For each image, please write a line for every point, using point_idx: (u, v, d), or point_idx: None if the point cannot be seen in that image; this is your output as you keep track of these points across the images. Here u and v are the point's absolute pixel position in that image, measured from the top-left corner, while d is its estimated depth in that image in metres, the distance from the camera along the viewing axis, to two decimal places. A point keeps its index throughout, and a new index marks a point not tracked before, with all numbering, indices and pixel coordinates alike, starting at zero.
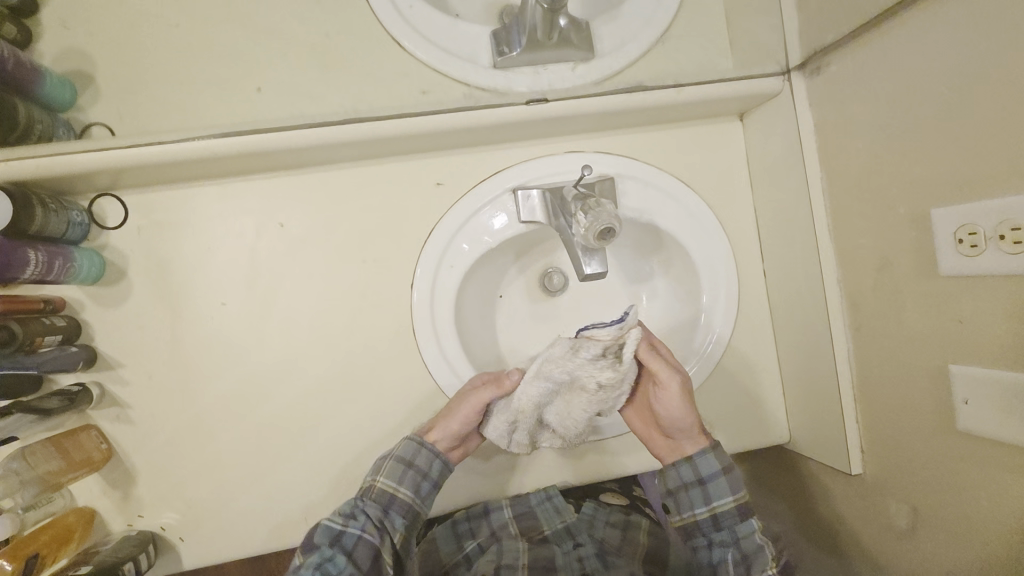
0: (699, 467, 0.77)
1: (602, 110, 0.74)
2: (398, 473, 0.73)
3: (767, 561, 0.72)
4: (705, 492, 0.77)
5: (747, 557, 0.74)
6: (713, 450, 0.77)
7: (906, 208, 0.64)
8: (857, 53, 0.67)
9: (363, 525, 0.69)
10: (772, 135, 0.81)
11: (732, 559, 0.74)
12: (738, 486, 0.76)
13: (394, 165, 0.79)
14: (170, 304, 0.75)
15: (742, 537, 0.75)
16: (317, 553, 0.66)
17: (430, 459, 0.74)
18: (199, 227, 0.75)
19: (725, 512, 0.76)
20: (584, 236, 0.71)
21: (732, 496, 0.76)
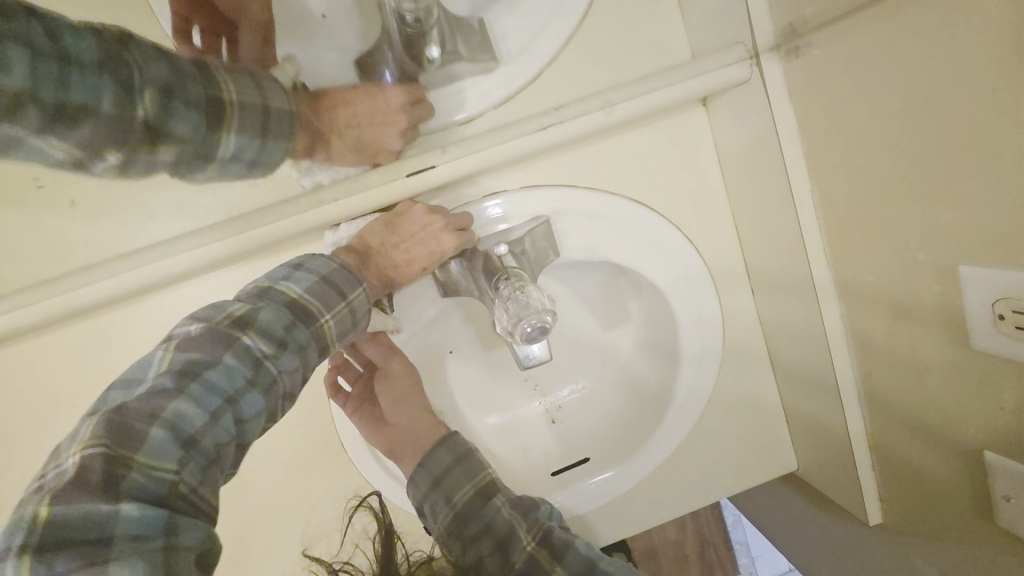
0: (429, 467, 0.65)
1: (513, 155, 0.56)
2: (341, 325, 0.52)
3: (525, 539, 0.58)
4: (445, 492, 0.64)
5: (505, 544, 0.58)
6: (441, 443, 0.65)
7: (926, 254, 0.47)
8: (849, 37, 0.47)
9: (308, 337, 0.48)
10: (743, 131, 0.62)
11: (488, 553, 0.59)
12: (476, 468, 0.64)
13: (266, 262, 0.63)
14: (45, 478, 0.63)
15: (492, 522, 0.60)
16: (232, 364, 0.42)
17: (350, 312, 0.53)
18: (51, 384, 0.62)
19: (467, 503, 0.62)
20: (508, 332, 0.55)
21: (471, 482, 0.63)
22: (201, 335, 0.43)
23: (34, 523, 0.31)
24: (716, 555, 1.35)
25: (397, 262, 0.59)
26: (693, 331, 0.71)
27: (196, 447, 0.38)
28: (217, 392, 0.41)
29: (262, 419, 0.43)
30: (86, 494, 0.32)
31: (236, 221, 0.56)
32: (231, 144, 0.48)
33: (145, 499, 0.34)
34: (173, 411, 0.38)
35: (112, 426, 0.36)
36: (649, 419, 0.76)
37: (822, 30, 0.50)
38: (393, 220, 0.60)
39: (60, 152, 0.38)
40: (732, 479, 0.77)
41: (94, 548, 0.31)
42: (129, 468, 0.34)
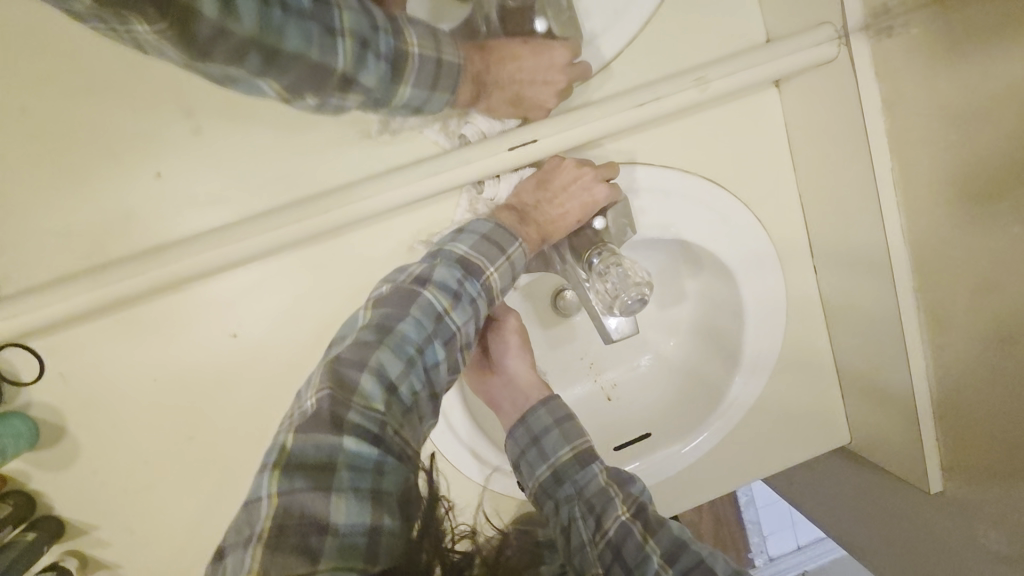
0: (530, 424, 0.66)
1: (610, 130, 0.57)
2: (503, 280, 0.55)
3: (621, 508, 0.59)
4: (542, 450, 0.66)
5: (599, 511, 0.59)
6: (545, 405, 0.66)
7: (1021, 227, 0.49)
8: (950, 17, 0.49)
9: (480, 289, 0.52)
10: (821, 110, 0.63)
11: (581, 515, 0.60)
12: (578, 435, 0.65)
13: (353, 235, 0.63)
14: (128, 451, 0.63)
15: (586, 487, 0.62)
16: (420, 317, 0.48)
17: (507, 270, 0.56)
18: (136, 356, 0.62)
19: (565, 464, 0.64)
20: (604, 303, 0.57)
21: (570, 446, 0.65)
22: (395, 292, 0.49)
23: (283, 451, 0.40)
24: (731, 534, 1.38)
25: (552, 216, 0.60)
26: (760, 309, 0.73)
27: (396, 393, 0.45)
28: (407, 345, 0.46)
29: (447, 363, 0.49)
30: (319, 428, 0.41)
31: (329, 195, 0.56)
32: (404, 95, 0.50)
33: (361, 437, 0.42)
34: (379, 360, 0.45)
35: (333, 372, 0.44)
36: (710, 395, 0.77)
37: (918, 10, 0.51)
38: (543, 178, 0.62)
39: (269, 87, 0.42)
40: (787, 454, 0.79)
41: (324, 472, 0.39)
42: (348, 408, 0.42)
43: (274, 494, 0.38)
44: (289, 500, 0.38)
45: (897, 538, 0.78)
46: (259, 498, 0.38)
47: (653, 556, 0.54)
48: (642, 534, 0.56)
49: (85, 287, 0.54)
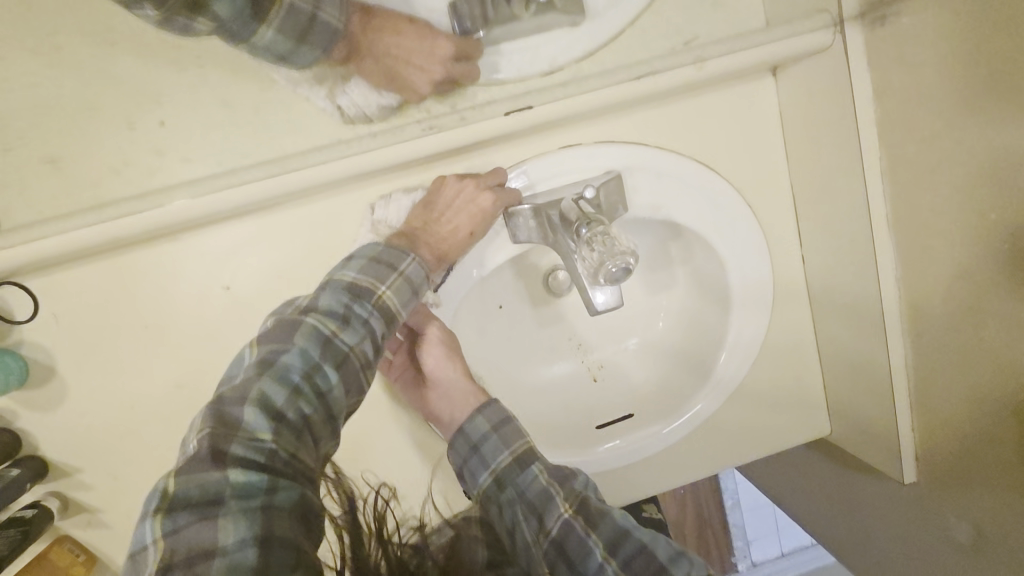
0: (468, 432, 0.66)
1: (606, 104, 0.58)
2: (401, 297, 0.55)
3: (561, 506, 0.59)
4: (482, 457, 0.66)
5: (541, 511, 0.60)
6: (482, 410, 0.67)
7: (1000, 215, 0.50)
8: (943, 6, 0.50)
9: (371, 310, 0.53)
10: (814, 99, 0.65)
11: (523, 518, 0.61)
12: (516, 437, 0.65)
13: (348, 195, 0.64)
14: (117, 396, 0.64)
15: (528, 490, 0.62)
16: (302, 348, 0.47)
17: (405, 287, 0.56)
18: (128, 301, 0.62)
19: (505, 469, 0.64)
20: (591, 274, 0.58)
21: (507, 450, 0.65)
22: (274, 328, 0.49)
23: (164, 495, 0.38)
24: (714, 535, 1.39)
25: (444, 233, 0.62)
26: (746, 295, 0.74)
27: (285, 420, 0.45)
28: (292, 372, 0.46)
29: (341, 385, 0.49)
30: (202, 466, 0.40)
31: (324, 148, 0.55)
32: (265, 36, 0.51)
33: (250, 467, 0.41)
34: (260, 390, 0.44)
35: (213, 410, 0.43)
36: (692, 379, 0.78)
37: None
38: (428, 201, 0.63)
39: None
40: (766, 441, 0.80)
41: (213, 506, 0.39)
42: (231, 441, 0.41)
43: (158, 538, 0.37)
44: (174, 541, 0.37)
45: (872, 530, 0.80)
46: (144, 546, 0.37)
47: (593, 551, 0.55)
48: (583, 529, 0.56)
49: (74, 224, 0.52)
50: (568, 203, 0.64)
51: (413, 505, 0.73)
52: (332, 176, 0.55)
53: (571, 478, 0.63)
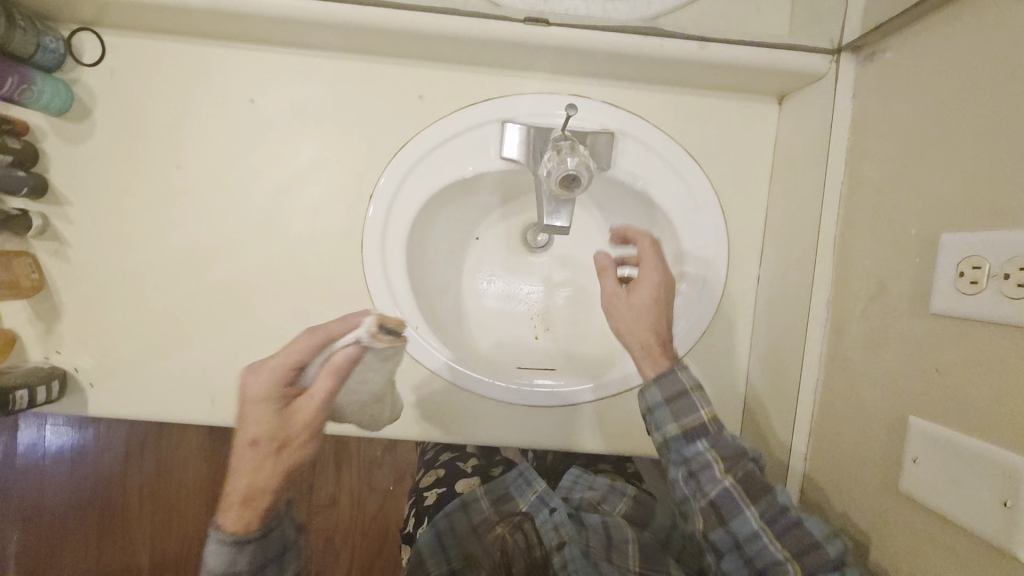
0: (643, 398, 0.66)
1: (614, 49, 0.66)
2: (263, 552, 0.56)
3: (722, 473, 0.61)
4: (659, 418, 0.65)
5: (698, 472, 0.62)
6: (670, 376, 0.66)
7: (917, 230, 0.53)
8: (919, 41, 0.56)
9: None
10: (804, 123, 0.70)
11: (680, 481, 0.63)
12: (688, 411, 0.64)
13: (380, 65, 0.73)
14: (128, 156, 0.73)
15: (691, 458, 0.63)
16: None
17: (263, 548, 0.56)
18: (172, 82, 0.73)
19: (674, 437, 0.64)
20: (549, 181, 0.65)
21: (682, 421, 0.64)
22: None
23: None
24: None
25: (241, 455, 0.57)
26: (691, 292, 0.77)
27: None
28: None
29: None
30: None
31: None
32: None
33: None
34: None
35: None
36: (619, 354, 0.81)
37: (898, 36, 0.59)
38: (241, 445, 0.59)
39: None
40: None
41: None
42: None
43: None
44: None
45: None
46: None
47: (767, 532, 0.59)
48: (743, 500, 0.60)
49: None
50: (553, 130, 0.72)
51: None
52: (368, 23, 0.64)
53: (741, 458, 0.62)
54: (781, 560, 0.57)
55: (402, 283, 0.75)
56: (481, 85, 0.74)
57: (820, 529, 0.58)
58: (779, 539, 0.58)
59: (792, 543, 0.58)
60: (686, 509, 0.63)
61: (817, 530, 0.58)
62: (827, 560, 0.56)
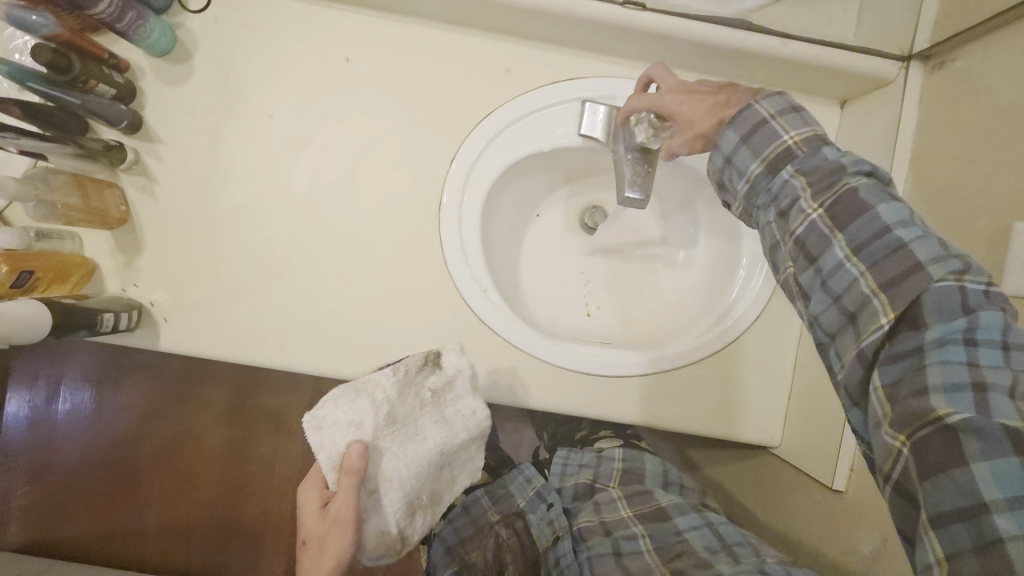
0: (718, 148, 0.58)
1: (701, 38, 0.70)
2: None
3: (812, 204, 0.50)
4: (737, 167, 0.56)
5: (785, 215, 0.52)
6: (747, 112, 0.56)
7: (984, 222, 0.58)
8: (991, 49, 0.61)
9: None
10: (868, 125, 0.75)
11: (772, 223, 0.53)
12: (770, 144, 0.54)
13: (471, 37, 0.77)
14: (222, 101, 0.76)
15: (778, 193, 0.52)
16: None
17: None
18: (271, 35, 0.76)
19: (759, 177, 0.54)
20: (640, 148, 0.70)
21: (761, 159, 0.54)
22: None
23: None
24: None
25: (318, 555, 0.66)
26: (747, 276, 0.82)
27: None
28: None
29: None
30: None
31: None
32: None
33: None
34: None
35: None
36: (676, 331, 0.86)
37: (969, 47, 0.64)
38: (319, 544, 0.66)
39: None
40: (717, 424, 0.83)
41: None
42: None
43: None
44: None
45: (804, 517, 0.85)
46: None
47: (859, 258, 0.46)
48: (829, 230, 0.48)
49: None
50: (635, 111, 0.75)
51: (394, 313, 0.80)
52: None
53: (835, 172, 0.49)
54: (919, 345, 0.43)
55: (476, 246, 0.79)
56: (565, 64, 0.78)
57: (933, 252, 0.44)
58: (872, 268, 0.46)
59: (890, 271, 0.45)
60: (774, 249, 0.53)
61: (979, 302, 0.41)
62: (931, 284, 0.43)
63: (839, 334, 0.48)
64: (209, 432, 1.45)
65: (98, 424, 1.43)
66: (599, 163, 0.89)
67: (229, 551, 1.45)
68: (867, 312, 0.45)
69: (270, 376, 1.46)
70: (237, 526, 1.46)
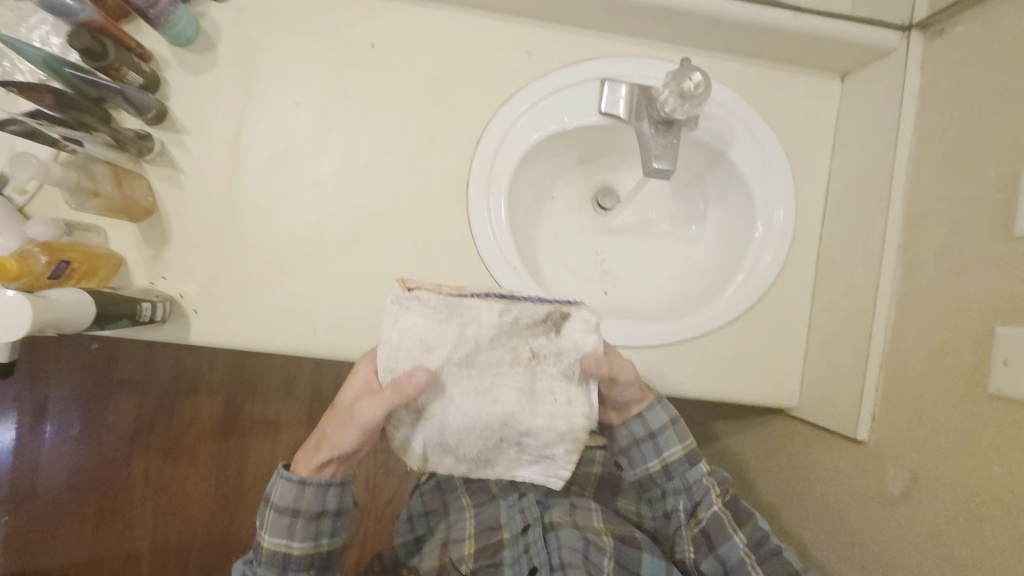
0: (649, 419, 0.79)
1: (717, 13, 0.73)
2: (309, 526, 0.69)
3: (717, 499, 0.79)
4: (656, 446, 0.79)
5: (698, 504, 0.80)
6: (671, 426, 0.79)
7: (996, 169, 0.62)
8: (991, 13, 0.65)
9: (262, 565, 0.68)
10: (872, 93, 0.80)
11: (684, 502, 0.80)
12: (688, 436, 0.80)
13: (493, 21, 0.79)
14: (247, 90, 0.76)
15: (692, 483, 0.80)
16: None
17: (319, 495, 0.68)
18: (295, 23, 0.76)
19: (675, 462, 0.79)
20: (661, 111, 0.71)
21: (680, 445, 0.79)
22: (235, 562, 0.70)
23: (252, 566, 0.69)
24: None
25: (332, 420, 0.66)
26: (765, 242, 0.85)
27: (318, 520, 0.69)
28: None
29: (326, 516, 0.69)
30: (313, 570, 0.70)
31: None
32: None
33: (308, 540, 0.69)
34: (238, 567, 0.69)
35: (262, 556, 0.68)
36: (695, 301, 0.88)
37: (967, 13, 0.69)
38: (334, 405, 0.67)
39: None
40: (741, 389, 0.85)
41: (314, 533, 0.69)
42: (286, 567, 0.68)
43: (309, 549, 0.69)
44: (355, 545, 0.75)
45: (820, 491, 0.84)
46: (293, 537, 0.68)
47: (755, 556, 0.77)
48: (730, 526, 0.77)
49: None
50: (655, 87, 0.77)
51: (425, 295, 0.80)
52: None
53: (731, 482, 0.82)
54: None
55: (505, 225, 0.80)
56: (583, 45, 0.81)
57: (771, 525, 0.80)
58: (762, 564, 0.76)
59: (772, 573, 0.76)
60: (677, 517, 0.81)
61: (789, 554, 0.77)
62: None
63: None
64: (206, 444, 1.42)
65: (91, 443, 1.38)
66: (613, 141, 0.91)
67: (229, 565, 1.42)
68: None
69: (273, 383, 1.44)
70: (238, 541, 1.42)
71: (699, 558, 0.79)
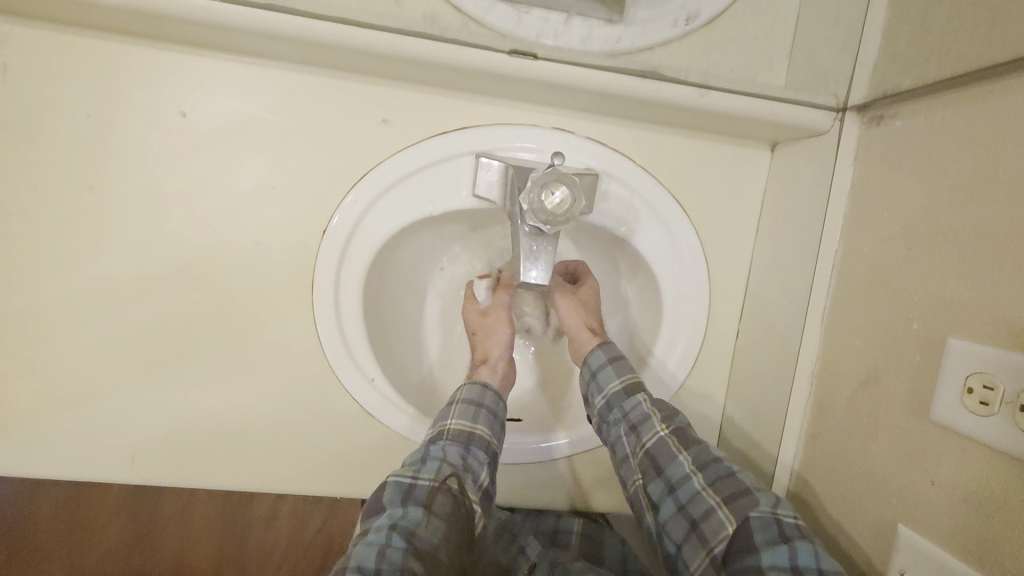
0: (589, 361, 0.69)
1: (605, 89, 0.59)
2: (491, 422, 0.67)
3: (657, 425, 0.62)
4: (596, 384, 0.68)
5: (637, 428, 0.63)
6: (609, 360, 0.68)
7: (918, 325, 0.50)
8: (933, 116, 0.52)
9: (443, 444, 0.62)
10: (799, 177, 0.66)
11: (624, 436, 0.64)
12: (628, 369, 0.68)
13: (338, 82, 0.64)
14: (25, 172, 0.61)
15: (631, 413, 0.65)
16: (385, 515, 0.56)
17: (497, 397, 0.69)
18: (81, 87, 0.61)
19: (614, 394, 0.66)
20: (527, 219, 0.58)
21: (619, 379, 0.67)
22: (382, 485, 0.58)
23: (401, 487, 0.58)
24: None
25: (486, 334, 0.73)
26: (669, 347, 0.73)
27: (472, 472, 0.62)
28: (392, 513, 0.56)
29: (482, 428, 0.65)
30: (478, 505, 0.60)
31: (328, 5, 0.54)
32: None
33: (475, 454, 0.63)
34: (392, 481, 0.58)
35: (403, 485, 0.58)
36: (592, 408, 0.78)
37: (909, 104, 0.54)
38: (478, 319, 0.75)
39: None
40: None
41: (485, 460, 0.64)
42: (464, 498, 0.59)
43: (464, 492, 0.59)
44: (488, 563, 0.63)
45: None
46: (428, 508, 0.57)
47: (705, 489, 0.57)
48: (675, 449, 0.60)
49: None
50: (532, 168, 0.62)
51: (268, 408, 0.69)
52: (325, 38, 0.54)
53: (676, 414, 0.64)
54: (713, 508, 0.56)
55: (358, 333, 0.68)
56: (453, 111, 0.66)
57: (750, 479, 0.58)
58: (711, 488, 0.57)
59: (724, 490, 0.56)
60: (626, 461, 0.64)
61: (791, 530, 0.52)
62: None
63: (685, 541, 0.57)
64: None
65: None
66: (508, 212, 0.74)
67: None
68: (721, 511, 0.55)
69: None
70: None
71: (648, 483, 0.61)
